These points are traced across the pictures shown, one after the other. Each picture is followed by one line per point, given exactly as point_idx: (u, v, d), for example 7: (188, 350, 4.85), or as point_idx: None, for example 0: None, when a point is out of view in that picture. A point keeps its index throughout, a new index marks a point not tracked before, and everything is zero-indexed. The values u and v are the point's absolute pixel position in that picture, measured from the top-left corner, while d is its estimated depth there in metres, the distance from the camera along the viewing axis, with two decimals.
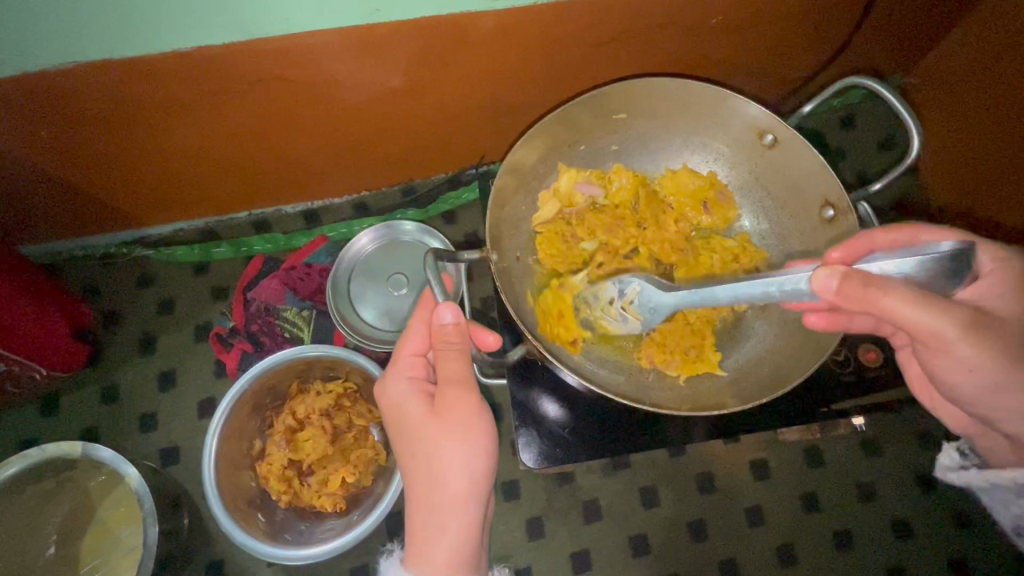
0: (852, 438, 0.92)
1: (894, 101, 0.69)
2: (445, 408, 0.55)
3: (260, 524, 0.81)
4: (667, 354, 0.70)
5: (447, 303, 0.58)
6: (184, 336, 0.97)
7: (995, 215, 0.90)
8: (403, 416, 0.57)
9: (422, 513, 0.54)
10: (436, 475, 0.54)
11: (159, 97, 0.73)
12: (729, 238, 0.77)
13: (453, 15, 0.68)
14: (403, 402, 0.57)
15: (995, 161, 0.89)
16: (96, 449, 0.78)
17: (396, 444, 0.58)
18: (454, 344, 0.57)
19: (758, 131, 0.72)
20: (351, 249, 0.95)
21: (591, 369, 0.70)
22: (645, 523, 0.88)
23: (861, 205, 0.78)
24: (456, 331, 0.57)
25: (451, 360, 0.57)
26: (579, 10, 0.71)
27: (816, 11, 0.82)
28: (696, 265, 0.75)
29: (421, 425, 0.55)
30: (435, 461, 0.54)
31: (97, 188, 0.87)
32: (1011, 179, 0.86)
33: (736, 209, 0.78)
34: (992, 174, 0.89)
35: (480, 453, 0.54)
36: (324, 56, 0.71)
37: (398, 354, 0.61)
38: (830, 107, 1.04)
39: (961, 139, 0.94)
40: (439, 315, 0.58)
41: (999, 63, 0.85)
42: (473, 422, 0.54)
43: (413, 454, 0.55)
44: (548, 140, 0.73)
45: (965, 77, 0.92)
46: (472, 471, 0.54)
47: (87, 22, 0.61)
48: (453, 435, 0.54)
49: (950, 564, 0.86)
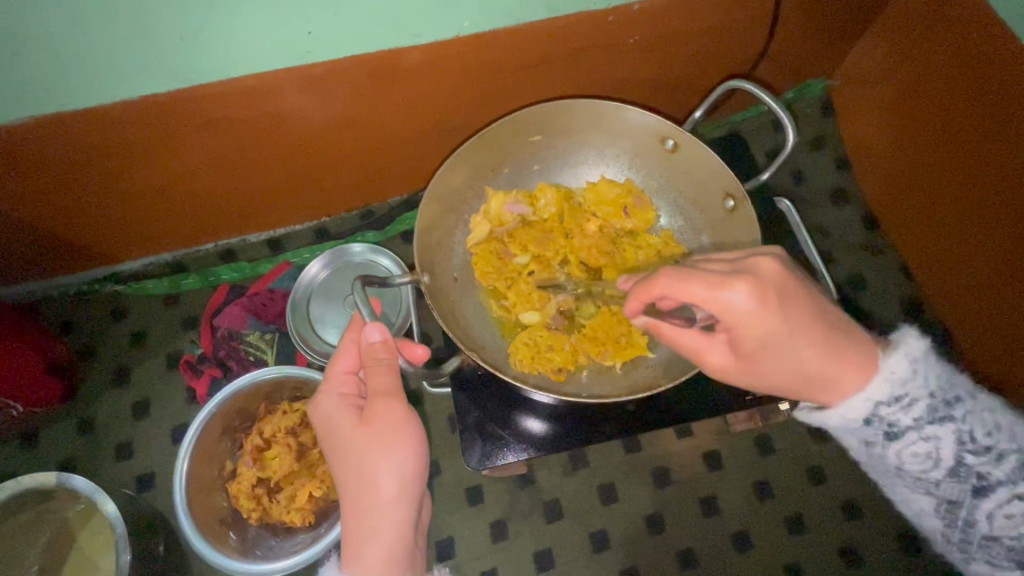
0: (799, 425, 0.96)
1: (769, 100, 0.74)
2: (374, 417, 0.58)
3: (231, 542, 0.84)
4: (600, 345, 0.74)
5: (375, 323, 0.62)
6: (157, 365, 1.01)
7: (936, 184, 0.94)
8: (335, 428, 0.60)
9: (358, 517, 0.57)
10: (368, 479, 0.57)
11: (112, 143, 0.77)
12: (653, 236, 0.81)
13: (381, 52, 0.74)
14: (334, 415, 0.61)
15: (920, 144, 0.96)
16: (70, 478, 0.81)
17: (330, 456, 0.61)
18: (382, 360, 0.61)
19: (660, 137, 0.78)
20: (305, 277, 0.99)
21: (571, 387, 0.72)
22: (605, 520, 0.91)
23: (780, 202, 0.87)
24: (384, 348, 0.61)
25: (380, 374, 0.60)
26: (500, 40, 0.77)
27: (730, 26, 0.88)
28: (621, 263, 0.80)
29: (352, 435, 0.59)
30: (367, 467, 0.57)
31: (64, 232, 0.92)
32: (937, 157, 0.93)
33: (655, 212, 0.82)
34: (918, 157, 0.96)
35: (409, 457, 0.58)
36: (268, 96, 0.76)
37: (332, 372, 0.63)
38: (760, 112, 1.09)
39: (915, 121, 0.96)
40: (367, 334, 0.61)
41: (926, 48, 0.91)
42: (401, 428, 0.58)
43: (346, 463, 0.58)
44: (472, 166, 0.79)
45: (897, 66, 0.97)
46: (402, 474, 0.57)
47: (39, 80, 0.66)
48: (383, 442, 0.57)
49: (898, 541, 0.90)
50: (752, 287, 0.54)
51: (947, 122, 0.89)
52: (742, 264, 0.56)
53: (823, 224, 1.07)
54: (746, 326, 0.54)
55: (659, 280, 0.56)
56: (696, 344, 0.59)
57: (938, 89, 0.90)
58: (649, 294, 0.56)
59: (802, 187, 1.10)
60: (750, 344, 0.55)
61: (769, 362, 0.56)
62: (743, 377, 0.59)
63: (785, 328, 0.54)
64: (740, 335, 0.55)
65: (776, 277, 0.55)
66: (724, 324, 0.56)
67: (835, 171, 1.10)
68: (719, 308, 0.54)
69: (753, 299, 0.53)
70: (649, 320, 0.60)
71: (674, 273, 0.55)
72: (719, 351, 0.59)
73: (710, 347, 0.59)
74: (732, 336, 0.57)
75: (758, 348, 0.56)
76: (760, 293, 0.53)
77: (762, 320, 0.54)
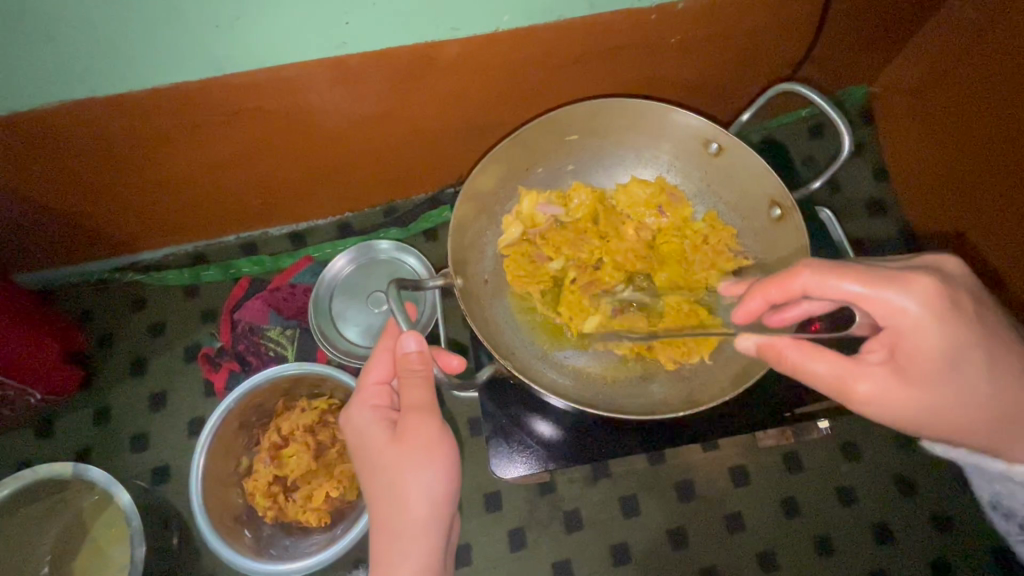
0: (831, 442, 0.93)
1: (828, 109, 0.70)
2: (407, 433, 0.55)
3: (246, 540, 0.83)
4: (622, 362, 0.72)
5: (411, 332, 0.60)
6: (175, 356, 1.00)
7: (975, 191, 0.91)
8: (367, 442, 0.57)
9: (386, 536, 0.54)
10: (399, 497, 0.54)
11: (140, 130, 0.76)
12: (697, 220, 0.79)
13: (418, 44, 0.72)
14: (366, 428, 0.58)
15: (962, 149, 0.92)
16: (87, 469, 0.80)
17: (361, 470, 0.58)
18: (417, 371, 0.58)
19: (703, 140, 0.75)
20: (330, 271, 0.98)
21: (609, 400, 0.70)
22: (626, 532, 0.89)
23: (823, 212, 0.85)
24: (419, 358, 0.59)
25: (415, 388, 0.58)
26: (540, 35, 0.75)
27: (776, 27, 0.85)
28: (668, 252, 0.79)
29: (383, 450, 0.56)
30: (399, 484, 0.54)
31: (87, 218, 0.91)
32: (980, 163, 0.89)
33: (691, 207, 0.79)
34: (959, 163, 0.93)
35: (443, 476, 0.54)
36: (300, 87, 0.74)
37: (363, 382, 0.61)
38: (797, 117, 1.06)
39: (958, 127, 0.92)
40: (402, 343, 0.59)
41: (973, 50, 0.87)
42: (435, 446, 0.55)
43: (376, 477, 0.56)
44: (505, 165, 0.77)
45: (946, 73, 0.93)
46: (435, 493, 0.54)
47: (72, 63, 0.65)
48: (415, 459, 0.54)
49: (932, 567, 0.87)
50: (926, 290, 0.51)
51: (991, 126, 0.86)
52: (918, 264, 0.55)
53: (858, 235, 1.04)
54: (917, 333, 0.51)
55: (803, 275, 0.54)
56: (832, 369, 0.55)
57: (982, 94, 0.87)
58: (791, 288, 0.55)
59: (838, 197, 1.07)
60: (924, 359, 0.52)
61: (940, 383, 0.53)
62: (898, 408, 0.54)
63: (966, 338, 0.51)
64: (909, 346, 0.52)
65: (962, 282, 0.54)
66: (887, 332, 0.53)
67: (872, 181, 1.08)
68: (884, 307, 0.51)
69: (929, 303, 0.50)
70: (766, 337, 0.58)
71: (821, 266, 0.53)
72: (871, 378, 0.54)
73: (858, 373, 0.54)
74: (891, 347, 0.54)
75: (933, 363, 0.51)
76: (937, 297, 0.51)
77: (934, 329, 0.51)
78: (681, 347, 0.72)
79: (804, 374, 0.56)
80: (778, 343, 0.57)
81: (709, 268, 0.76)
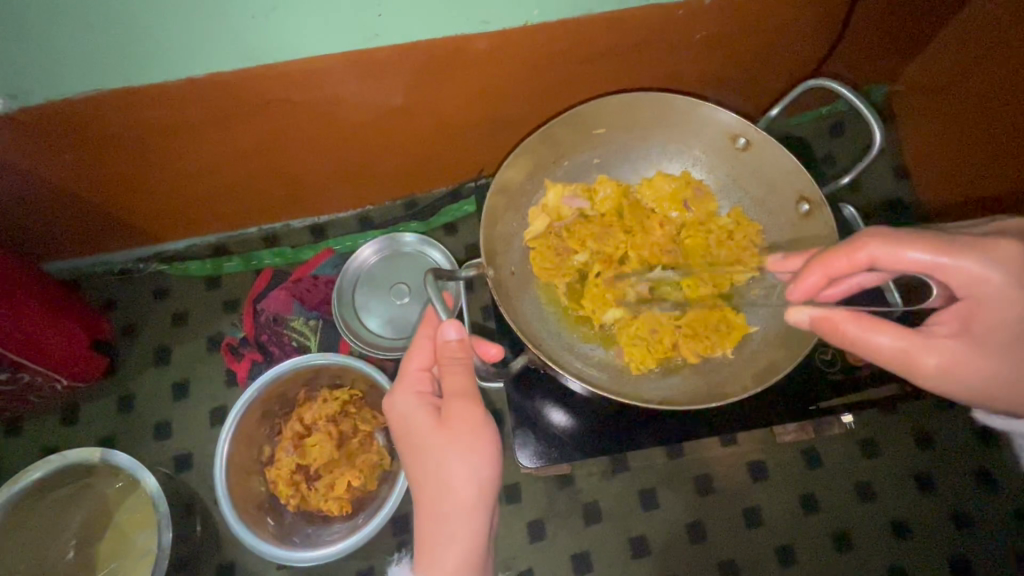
0: (850, 438, 0.94)
1: (857, 102, 0.71)
2: (452, 419, 0.56)
3: (269, 527, 0.84)
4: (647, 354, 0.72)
5: (451, 321, 0.60)
6: (197, 346, 1.01)
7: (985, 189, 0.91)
8: (412, 427, 0.58)
9: (433, 518, 0.55)
10: (445, 482, 0.55)
11: (172, 120, 0.77)
12: (723, 216, 0.79)
13: (448, 37, 0.72)
14: (411, 414, 0.58)
15: (975, 148, 0.93)
16: (114, 454, 0.81)
17: (405, 455, 0.59)
18: (458, 358, 0.59)
19: (731, 135, 0.76)
20: (355, 261, 0.99)
21: (636, 392, 0.71)
22: (644, 526, 0.89)
23: (846, 208, 0.84)
24: (459, 347, 0.59)
25: (455, 374, 0.58)
26: (569, 29, 0.75)
27: (801, 24, 0.85)
28: (691, 246, 0.79)
29: (428, 435, 0.56)
30: (445, 469, 0.55)
31: (115, 208, 0.92)
32: (991, 162, 0.90)
33: (716, 202, 0.80)
34: (970, 161, 0.94)
35: (486, 462, 0.55)
36: (329, 79, 0.75)
37: (406, 368, 0.62)
38: (818, 115, 1.06)
39: (970, 126, 0.93)
40: (443, 332, 0.60)
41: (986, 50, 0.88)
42: (480, 433, 0.55)
43: (421, 462, 0.56)
44: (533, 158, 0.77)
45: (964, 73, 0.93)
46: (481, 478, 0.55)
47: (109, 52, 0.66)
48: (460, 444, 0.55)
49: (950, 564, 0.87)
50: (1010, 252, 0.54)
51: (1002, 126, 0.87)
52: (991, 231, 0.59)
53: None
54: (1001, 297, 0.54)
55: (868, 246, 0.56)
56: (897, 342, 0.56)
57: (995, 93, 0.87)
58: (858, 259, 0.57)
59: (857, 195, 1.07)
60: (1005, 324, 0.55)
61: (1006, 349, 0.56)
62: (966, 376, 0.57)
63: None
64: (987, 311, 0.55)
65: None
66: (967, 301, 0.56)
67: (892, 180, 1.08)
68: (953, 272, 0.55)
69: (1011, 267, 0.54)
70: (818, 311, 0.59)
71: (887, 237, 0.56)
72: (937, 350, 0.56)
73: (928, 345, 0.56)
74: (966, 319, 0.57)
75: (1008, 328, 0.55)
76: (1016, 261, 0.54)
77: (1017, 293, 0.54)
78: (707, 337, 0.72)
79: (867, 349, 0.57)
80: (831, 317, 0.58)
81: (732, 262, 0.77)
